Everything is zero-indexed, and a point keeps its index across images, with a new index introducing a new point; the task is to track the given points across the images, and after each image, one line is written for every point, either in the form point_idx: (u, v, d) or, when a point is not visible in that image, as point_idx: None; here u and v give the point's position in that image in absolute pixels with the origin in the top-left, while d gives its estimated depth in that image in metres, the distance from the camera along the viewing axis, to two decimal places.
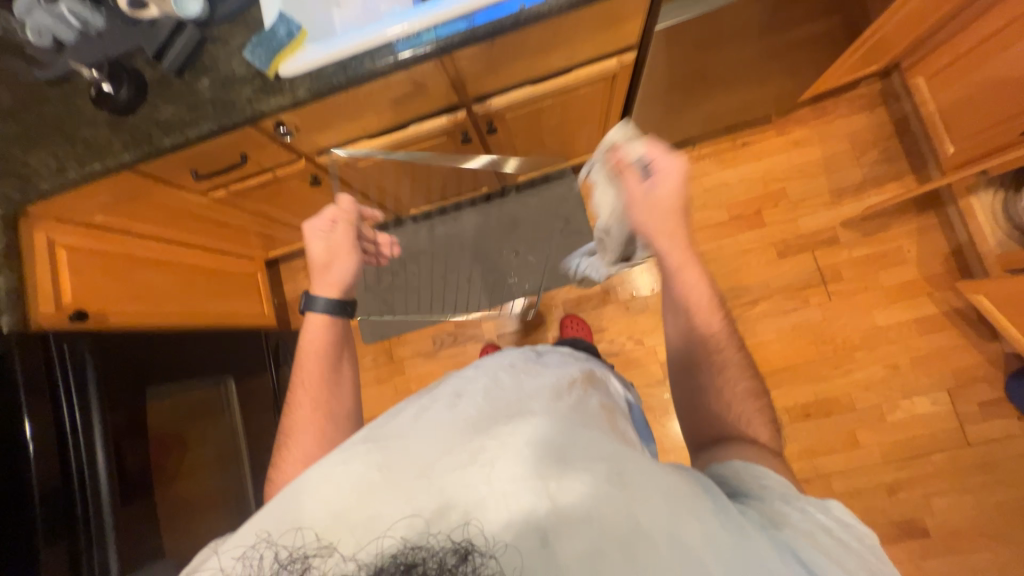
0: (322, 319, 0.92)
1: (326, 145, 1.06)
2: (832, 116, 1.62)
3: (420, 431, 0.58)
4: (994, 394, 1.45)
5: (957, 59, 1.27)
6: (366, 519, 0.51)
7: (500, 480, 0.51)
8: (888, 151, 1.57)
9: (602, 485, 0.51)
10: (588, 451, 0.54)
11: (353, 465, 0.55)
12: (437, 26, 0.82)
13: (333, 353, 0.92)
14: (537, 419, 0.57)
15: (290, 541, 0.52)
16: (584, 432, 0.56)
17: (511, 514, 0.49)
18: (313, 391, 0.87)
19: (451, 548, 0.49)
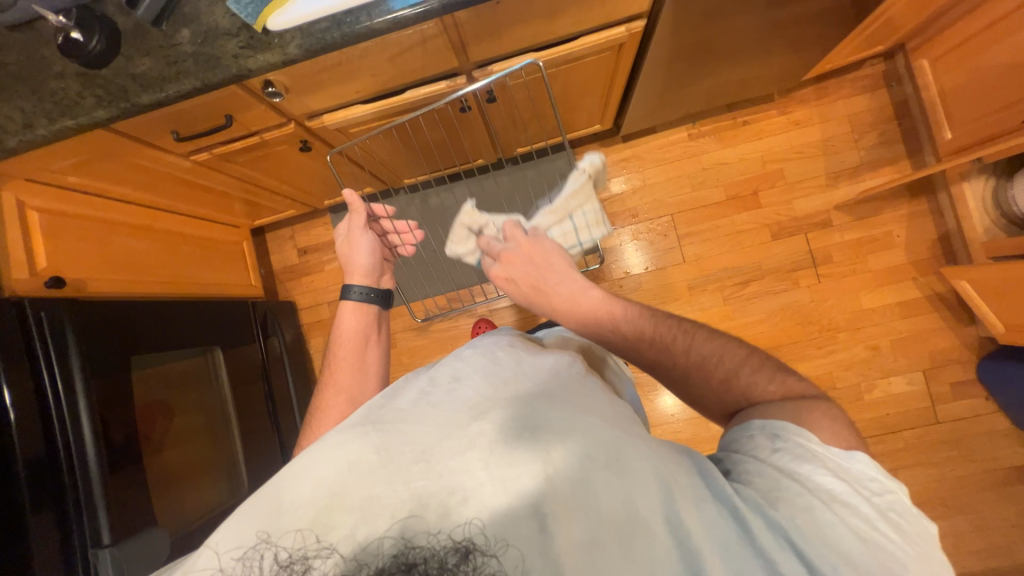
0: (359, 311, 0.99)
1: (317, 109, 1.01)
2: (834, 97, 1.59)
3: (414, 415, 0.55)
4: (966, 376, 1.52)
5: (964, 42, 1.25)
6: (361, 511, 0.48)
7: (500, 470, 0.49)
8: (886, 134, 1.56)
9: (604, 473, 0.50)
10: (590, 437, 0.52)
11: (343, 453, 0.51)
12: None
13: (364, 339, 0.96)
14: (536, 403, 0.55)
15: (281, 535, 0.47)
16: (585, 418, 0.55)
17: (512, 504, 0.48)
18: (344, 374, 0.91)
19: (452, 546, 0.47)
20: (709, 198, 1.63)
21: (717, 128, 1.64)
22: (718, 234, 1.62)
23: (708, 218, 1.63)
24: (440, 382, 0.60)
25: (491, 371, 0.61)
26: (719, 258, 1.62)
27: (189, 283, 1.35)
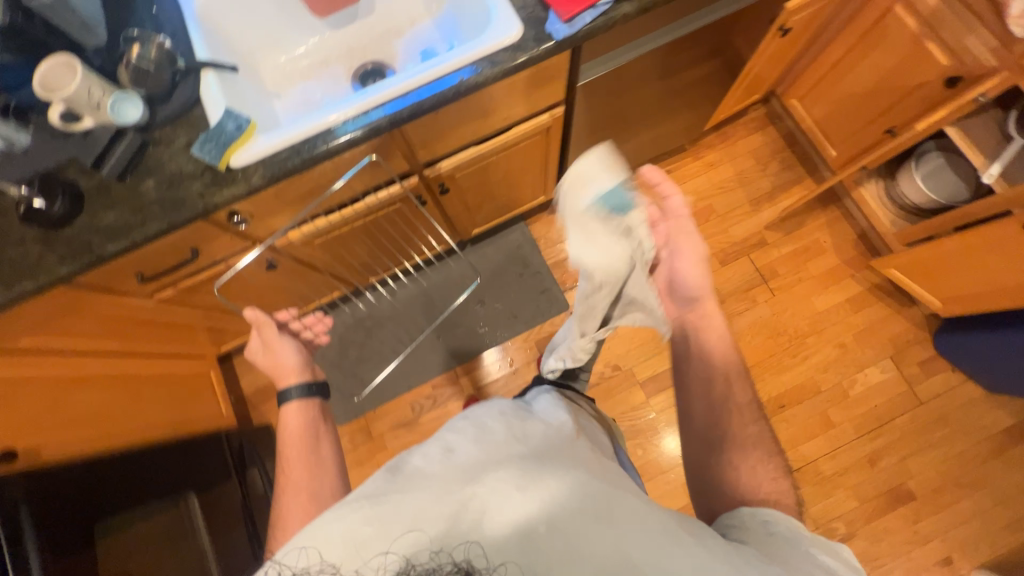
0: (300, 406, 0.92)
1: (281, 228, 1.06)
2: (734, 138, 1.85)
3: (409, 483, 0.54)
4: (928, 353, 1.62)
5: (819, 81, 1.52)
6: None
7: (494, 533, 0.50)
8: (786, 160, 1.81)
9: (600, 525, 0.50)
10: (584, 493, 0.53)
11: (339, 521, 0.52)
12: (384, 103, 0.86)
13: (313, 433, 0.88)
14: (529, 462, 0.55)
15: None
16: (580, 474, 0.55)
17: (502, 537, 0.50)
18: (297, 474, 0.81)
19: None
20: None
21: None
22: None
23: None
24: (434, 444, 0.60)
25: (487, 429, 0.61)
26: None
27: (155, 426, 1.26)
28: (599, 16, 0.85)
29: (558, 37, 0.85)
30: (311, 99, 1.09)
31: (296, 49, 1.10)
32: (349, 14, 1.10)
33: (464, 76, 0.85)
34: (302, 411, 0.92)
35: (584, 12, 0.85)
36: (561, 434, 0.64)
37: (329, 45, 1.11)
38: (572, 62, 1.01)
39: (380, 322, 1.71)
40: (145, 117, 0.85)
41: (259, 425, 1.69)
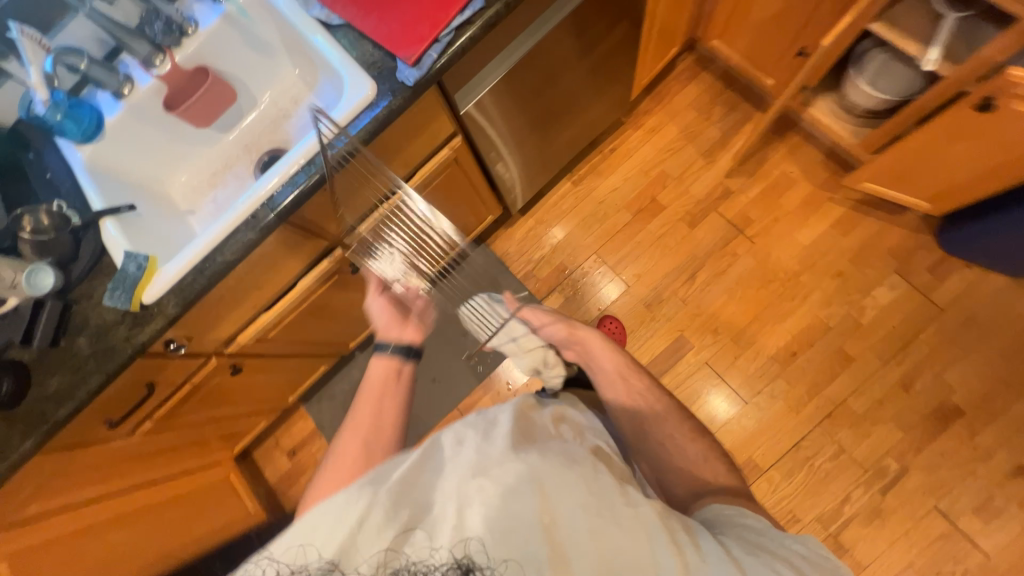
0: (386, 362, 0.93)
1: (227, 336, 1.08)
2: (669, 96, 1.77)
3: (424, 481, 0.63)
4: (936, 256, 1.50)
5: (731, 15, 1.43)
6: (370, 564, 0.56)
7: (497, 520, 0.58)
8: (728, 101, 1.72)
9: (587, 518, 0.59)
10: (573, 488, 0.61)
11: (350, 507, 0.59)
12: (268, 199, 0.85)
13: (386, 394, 0.89)
14: (529, 461, 0.63)
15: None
16: (569, 470, 0.64)
17: (507, 535, 0.58)
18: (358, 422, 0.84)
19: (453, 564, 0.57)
20: (619, 222, 1.71)
21: (592, 165, 1.78)
22: (644, 247, 1.68)
23: (628, 239, 1.70)
24: (441, 443, 0.68)
25: (491, 429, 0.69)
26: (657, 266, 1.66)
27: (176, 550, 1.32)
28: (445, 50, 0.82)
29: (412, 83, 0.83)
30: (223, 204, 1.11)
31: (197, 162, 1.13)
32: (234, 114, 1.12)
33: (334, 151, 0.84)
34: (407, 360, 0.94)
35: (430, 49, 0.82)
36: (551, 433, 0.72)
37: (225, 148, 1.13)
38: (445, 97, 0.98)
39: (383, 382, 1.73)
40: (58, 281, 0.87)
41: (291, 510, 1.73)
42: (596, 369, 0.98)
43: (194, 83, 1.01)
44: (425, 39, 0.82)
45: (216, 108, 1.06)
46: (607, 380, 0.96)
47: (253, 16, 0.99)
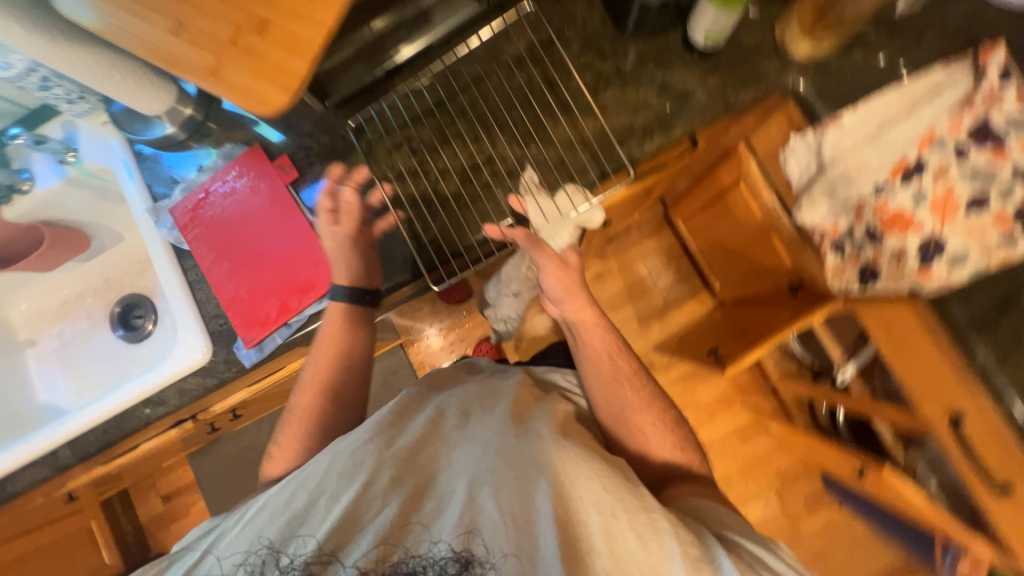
0: (339, 312, 0.71)
1: (52, 488, 1.01)
2: (627, 244, 1.65)
3: (435, 457, 0.63)
4: (817, 487, 1.54)
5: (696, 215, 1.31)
6: (365, 524, 0.56)
7: (506, 505, 0.57)
8: (681, 270, 1.63)
9: (599, 519, 0.58)
10: (581, 488, 0.59)
11: (351, 468, 0.60)
12: (66, 442, 0.76)
13: (346, 359, 0.74)
14: (538, 454, 0.61)
15: (282, 541, 0.56)
16: (576, 465, 0.61)
17: (507, 521, 0.55)
18: (320, 372, 0.74)
19: (452, 557, 0.54)
20: None
21: None
22: None
23: None
24: (447, 423, 0.68)
25: (503, 414, 0.67)
26: None
27: None
28: (294, 334, 0.73)
29: (248, 363, 0.74)
30: (66, 346, 0.99)
31: (46, 289, 0.99)
32: (94, 249, 0.97)
33: (149, 408, 0.76)
34: (342, 309, 0.72)
35: (274, 333, 0.72)
36: (572, 428, 0.69)
37: (80, 279, 0.99)
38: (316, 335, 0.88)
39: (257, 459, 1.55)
40: None
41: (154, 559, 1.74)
42: (579, 345, 0.80)
43: (31, 238, 0.85)
44: (269, 322, 0.72)
45: (59, 258, 0.90)
46: (591, 353, 0.79)
47: (106, 178, 0.84)
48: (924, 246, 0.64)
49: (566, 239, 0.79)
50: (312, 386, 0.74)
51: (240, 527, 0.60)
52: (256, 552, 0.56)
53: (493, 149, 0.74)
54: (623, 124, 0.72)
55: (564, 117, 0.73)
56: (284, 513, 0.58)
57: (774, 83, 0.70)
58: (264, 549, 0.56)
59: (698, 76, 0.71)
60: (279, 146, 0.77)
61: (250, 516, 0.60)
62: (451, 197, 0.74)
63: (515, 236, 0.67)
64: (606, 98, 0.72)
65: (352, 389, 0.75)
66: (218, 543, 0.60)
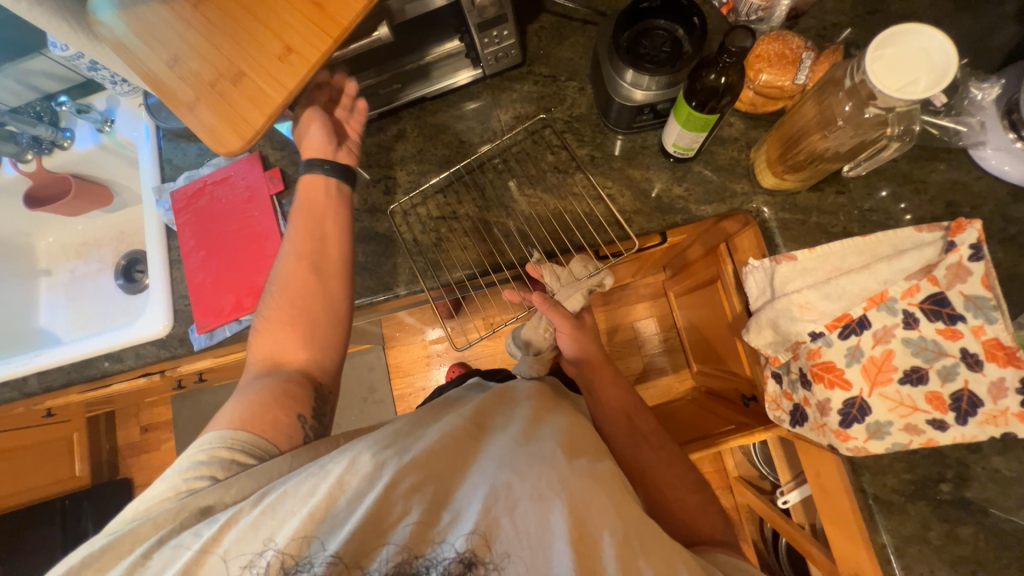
0: (316, 183, 0.69)
1: (30, 403, 1.11)
2: (622, 302, 1.63)
3: (448, 465, 0.54)
4: None
5: (688, 293, 1.28)
6: (389, 530, 0.47)
7: (522, 522, 0.48)
8: (671, 340, 1.59)
9: (619, 551, 0.48)
10: (608, 512, 0.51)
11: (374, 468, 0.50)
12: (40, 372, 0.86)
13: (323, 219, 0.69)
14: (560, 472, 0.53)
15: (287, 539, 0.46)
16: (595, 487, 0.53)
17: (521, 532, 0.48)
18: (300, 241, 0.68)
19: (456, 557, 0.46)
20: None
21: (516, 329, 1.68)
22: None
23: None
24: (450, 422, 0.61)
25: (520, 431, 0.59)
26: None
27: None
28: (240, 330, 0.79)
29: (197, 346, 0.81)
30: (73, 282, 1.10)
31: (73, 229, 1.12)
32: (117, 204, 1.08)
33: (108, 362, 0.85)
34: (321, 180, 0.69)
35: (224, 325, 0.79)
36: (587, 447, 0.61)
37: (100, 227, 1.11)
38: None
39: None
40: None
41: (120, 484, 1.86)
42: (595, 395, 0.81)
43: (61, 188, 0.96)
44: (223, 315, 0.79)
45: (83, 209, 1.02)
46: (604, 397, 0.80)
47: (132, 150, 0.94)
48: (848, 408, 0.62)
49: (580, 302, 0.75)
50: (291, 256, 0.68)
51: (258, 514, 0.47)
52: (275, 551, 0.46)
53: (545, 178, 0.76)
54: (585, 210, 0.74)
55: (597, 183, 0.74)
56: (299, 508, 0.47)
57: (740, 205, 0.69)
58: (281, 550, 0.46)
59: (667, 180, 0.72)
60: (275, 157, 0.84)
61: (267, 506, 0.48)
62: (478, 228, 0.76)
63: (532, 299, 0.72)
64: (575, 182, 0.75)
65: (332, 258, 0.68)
66: (240, 524, 0.47)
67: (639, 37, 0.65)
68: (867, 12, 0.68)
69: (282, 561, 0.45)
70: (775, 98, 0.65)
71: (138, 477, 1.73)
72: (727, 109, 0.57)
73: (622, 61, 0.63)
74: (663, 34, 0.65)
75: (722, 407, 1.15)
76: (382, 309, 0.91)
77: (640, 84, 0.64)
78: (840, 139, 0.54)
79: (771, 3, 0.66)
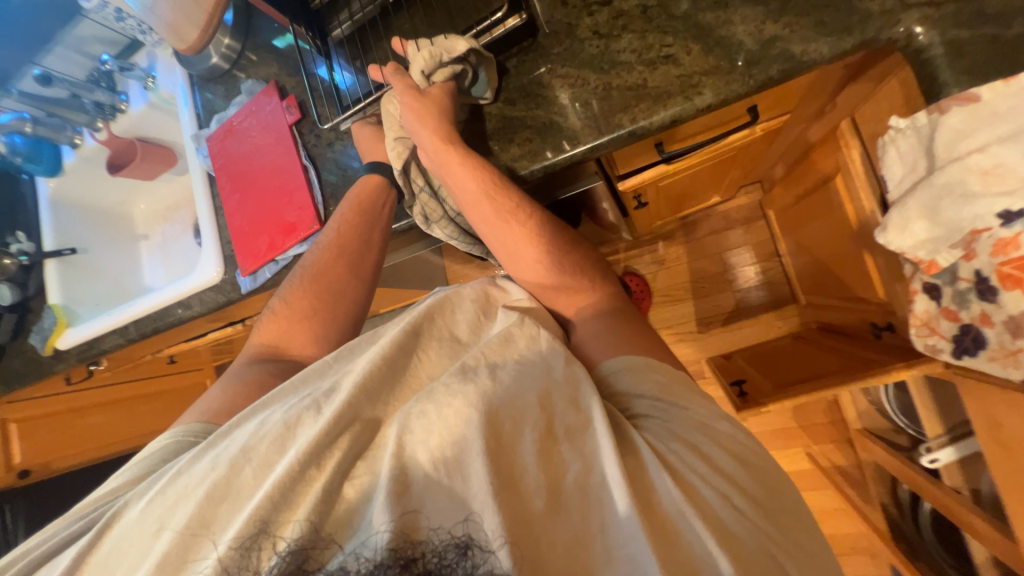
0: (376, 188, 0.65)
1: (147, 351, 1.25)
2: (707, 231, 1.37)
3: (360, 399, 0.43)
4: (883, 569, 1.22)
5: (795, 205, 1.00)
6: (297, 495, 0.37)
7: (436, 449, 0.37)
8: (770, 272, 1.33)
9: (541, 443, 0.38)
10: (534, 406, 0.39)
11: (283, 429, 0.42)
12: (137, 320, 0.95)
13: (360, 239, 0.63)
14: (478, 377, 0.41)
15: (186, 519, 0.38)
16: (519, 380, 0.41)
17: (443, 463, 0.37)
18: (333, 251, 0.63)
19: (445, 544, 0.34)
20: None
21: None
22: None
23: None
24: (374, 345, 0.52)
25: (446, 353, 0.49)
26: None
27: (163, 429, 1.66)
28: (278, 271, 0.77)
29: (245, 289, 0.81)
30: (165, 241, 1.20)
31: (157, 194, 1.21)
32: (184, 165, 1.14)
33: (180, 309, 0.89)
34: (379, 180, 0.65)
35: (264, 267, 0.78)
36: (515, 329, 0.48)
37: (177, 189, 1.19)
38: None
39: None
40: (15, 298, 1.03)
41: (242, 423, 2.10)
42: None
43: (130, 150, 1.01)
44: (261, 256, 0.77)
45: (155, 172, 1.08)
46: (465, 201, 0.56)
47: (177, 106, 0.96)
48: None
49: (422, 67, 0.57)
50: (328, 249, 0.64)
51: (155, 496, 0.42)
52: (168, 538, 0.38)
53: (579, 53, 0.58)
54: (635, 83, 0.55)
55: (656, 63, 0.54)
56: (196, 488, 0.40)
57: (876, 33, 0.46)
58: (174, 538, 0.38)
59: (754, 19, 0.51)
60: (291, 85, 0.78)
61: (160, 490, 0.42)
62: (498, 135, 0.62)
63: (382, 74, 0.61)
64: (622, 46, 0.56)
65: (367, 259, 0.64)
66: (132, 517, 0.42)
67: None
68: None
69: (172, 553, 0.37)
70: None
71: None
72: None
73: None
74: None
75: (846, 344, 0.91)
76: (417, 243, 0.83)
77: None
78: None
79: None
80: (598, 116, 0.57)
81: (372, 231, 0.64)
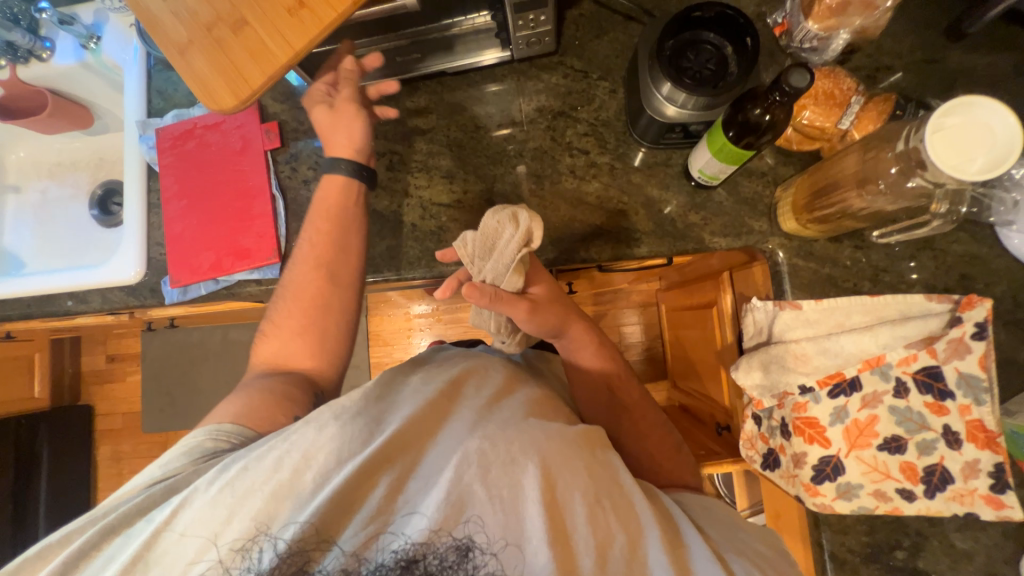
0: (341, 186, 0.66)
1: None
2: (614, 305, 1.59)
3: (416, 435, 0.44)
4: None
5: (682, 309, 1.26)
6: (358, 506, 0.40)
7: (495, 486, 0.40)
8: (654, 349, 1.59)
9: (588, 506, 0.42)
10: (581, 472, 0.44)
11: (348, 443, 0.43)
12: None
13: (336, 245, 0.65)
14: (535, 432, 0.45)
15: (254, 511, 0.40)
16: (568, 444, 0.46)
17: (500, 500, 0.40)
18: (313, 259, 0.65)
19: (449, 543, 0.38)
20: None
21: None
22: None
23: None
24: (412, 382, 0.52)
25: (494, 393, 0.51)
26: None
27: None
28: (216, 291, 0.74)
29: (169, 300, 0.76)
30: (45, 201, 1.02)
31: (47, 145, 1.03)
32: (98, 127, 1.00)
33: (72, 301, 0.79)
34: (341, 180, 0.66)
35: (199, 283, 0.74)
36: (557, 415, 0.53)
37: (78, 149, 1.03)
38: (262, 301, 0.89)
39: (194, 359, 1.56)
40: None
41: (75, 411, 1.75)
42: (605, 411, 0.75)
43: (36, 100, 0.87)
44: (199, 271, 0.74)
45: (58, 129, 0.93)
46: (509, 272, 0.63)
47: (118, 74, 0.87)
48: (822, 465, 0.62)
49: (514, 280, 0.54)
50: (307, 259, 0.65)
51: (211, 496, 0.41)
52: (233, 531, 0.39)
53: (560, 177, 0.71)
54: (596, 222, 0.69)
55: (643, 206, 0.69)
56: (261, 485, 0.41)
57: (754, 243, 0.67)
58: (241, 532, 0.39)
59: (684, 206, 0.69)
60: (275, 109, 0.77)
61: (228, 480, 0.42)
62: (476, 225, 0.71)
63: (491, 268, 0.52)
64: (591, 189, 0.70)
65: (350, 262, 0.66)
66: (196, 505, 0.41)
67: (684, 48, 0.59)
68: (925, 60, 0.64)
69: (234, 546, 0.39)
70: (813, 137, 0.62)
71: (100, 406, 1.66)
72: (764, 146, 0.54)
73: (661, 72, 0.57)
74: (710, 50, 0.59)
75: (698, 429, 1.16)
76: None
77: (675, 100, 0.58)
78: (878, 202, 0.53)
79: (829, 34, 0.61)
80: (570, 240, 0.70)
81: (347, 240, 0.66)
